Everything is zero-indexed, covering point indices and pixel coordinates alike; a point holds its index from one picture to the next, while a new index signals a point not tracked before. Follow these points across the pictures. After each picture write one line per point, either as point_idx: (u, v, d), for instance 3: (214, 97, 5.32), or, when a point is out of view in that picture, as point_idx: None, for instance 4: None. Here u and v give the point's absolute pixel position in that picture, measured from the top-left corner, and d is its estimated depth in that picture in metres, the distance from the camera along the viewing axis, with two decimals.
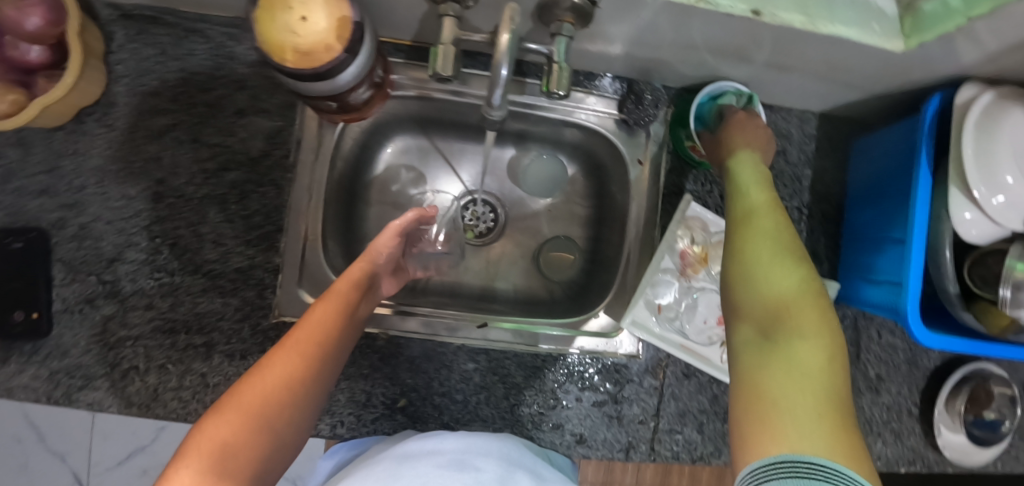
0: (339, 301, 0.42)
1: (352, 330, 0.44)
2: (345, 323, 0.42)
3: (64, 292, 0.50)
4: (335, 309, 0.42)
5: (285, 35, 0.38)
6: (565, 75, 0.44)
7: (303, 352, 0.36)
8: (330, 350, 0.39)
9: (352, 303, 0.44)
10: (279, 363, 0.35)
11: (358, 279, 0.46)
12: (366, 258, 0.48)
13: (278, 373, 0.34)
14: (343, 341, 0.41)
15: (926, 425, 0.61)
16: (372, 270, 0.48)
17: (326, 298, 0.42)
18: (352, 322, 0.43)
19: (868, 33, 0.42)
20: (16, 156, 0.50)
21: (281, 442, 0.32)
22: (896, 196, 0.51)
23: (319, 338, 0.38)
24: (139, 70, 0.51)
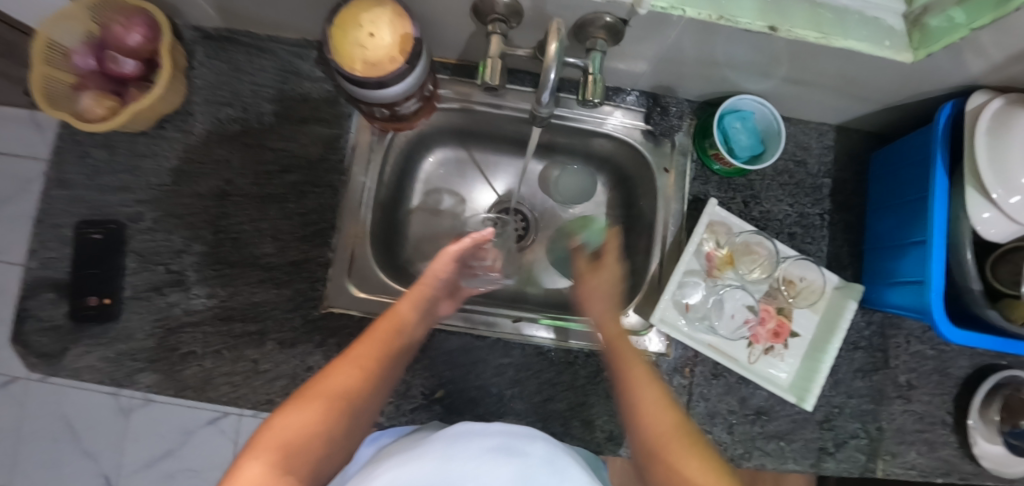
0: (396, 322, 0.48)
1: (405, 352, 0.49)
2: (399, 343, 0.47)
3: (135, 280, 0.55)
4: (393, 330, 0.47)
5: (356, 49, 0.44)
6: (599, 86, 0.49)
7: (360, 367, 0.42)
8: (383, 366, 0.44)
9: (408, 325, 0.49)
10: (340, 375, 0.40)
11: (417, 302, 0.51)
12: (425, 281, 0.53)
13: (337, 381, 0.40)
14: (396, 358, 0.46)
15: (959, 435, 0.61)
16: (430, 295, 0.53)
17: (385, 319, 0.48)
18: (405, 344, 0.48)
19: (883, 48, 0.46)
20: (102, 157, 0.56)
21: (336, 444, 0.37)
22: (913, 201, 0.53)
23: (375, 354, 0.44)
24: (215, 82, 0.58)
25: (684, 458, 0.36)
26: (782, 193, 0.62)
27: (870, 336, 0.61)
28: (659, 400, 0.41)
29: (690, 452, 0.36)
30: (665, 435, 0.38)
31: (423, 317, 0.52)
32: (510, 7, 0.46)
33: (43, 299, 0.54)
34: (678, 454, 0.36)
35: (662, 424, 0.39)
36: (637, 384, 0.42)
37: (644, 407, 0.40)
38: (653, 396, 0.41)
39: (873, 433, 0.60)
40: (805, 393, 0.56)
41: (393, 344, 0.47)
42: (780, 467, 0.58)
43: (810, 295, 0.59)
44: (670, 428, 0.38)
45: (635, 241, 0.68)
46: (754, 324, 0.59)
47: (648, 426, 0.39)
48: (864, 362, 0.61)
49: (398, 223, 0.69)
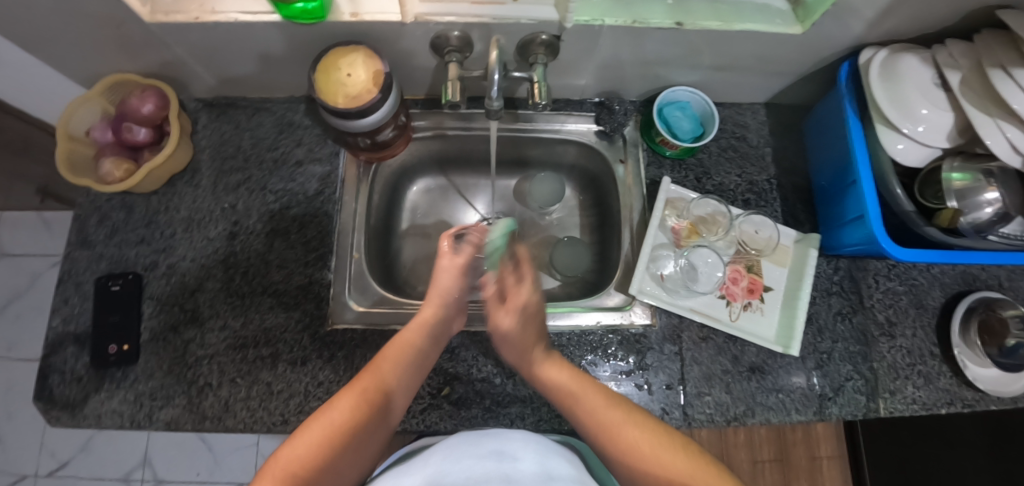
0: (405, 347, 0.49)
1: (418, 373, 0.50)
2: (410, 366, 0.48)
3: (152, 323, 0.60)
4: (401, 355, 0.48)
5: (338, 86, 0.53)
6: (545, 89, 0.57)
7: (369, 393, 0.43)
8: (393, 390, 0.46)
9: (418, 349, 0.49)
10: (345, 402, 0.41)
11: (425, 325, 0.50)
12: (433, 305, 0.52)
13: (343, 410, 0.41)
14: (403, 384, 0.47)
15: (952, 364, 0.62)
16: (442, 317, 0.52)
17: (393, 345, 0.49)
18: (417, 366, 0.49)
19: (776, 25, 0.54)
20: (121, 217, 0.64)
21: (345, 467, 0.39)
22: (839, 150, 0.61)
23: (384, 380, 0.45)
24: (219, 142, 0.68)
25: (625, 426, 0.42)
26: (730, 166, 0.69)
27: (840, 281, 0.65)
28: (601, 398, 0.45)
29: (628, 420, 0.42)
30: (614, 421, 0.42)
31: (435, 338, 0.52)
32: (461, 39, 0.56)
33: (66, 353, 0.58)
34: (617, 424, 0.42)
35: (606, 414, 0.43)
36: (570, 389, 0.46)
37: (586, 408, 0.44)
38: (595, 398, 0.45)
39: (868, 374, 0.61)
40: (789, 340, 0.59)
41: (402, 369, 0.48)
42: (784, 420, 0.58)
43: (772, 250, 0.64)
44: (614, 412, 0.43)
45: (608, 231, 0.74)
46: (726, 285, 0.63)
47: (591, 416, 0.43)
48: (842, 306, 0.64)
49: (389, 247, 0.75)
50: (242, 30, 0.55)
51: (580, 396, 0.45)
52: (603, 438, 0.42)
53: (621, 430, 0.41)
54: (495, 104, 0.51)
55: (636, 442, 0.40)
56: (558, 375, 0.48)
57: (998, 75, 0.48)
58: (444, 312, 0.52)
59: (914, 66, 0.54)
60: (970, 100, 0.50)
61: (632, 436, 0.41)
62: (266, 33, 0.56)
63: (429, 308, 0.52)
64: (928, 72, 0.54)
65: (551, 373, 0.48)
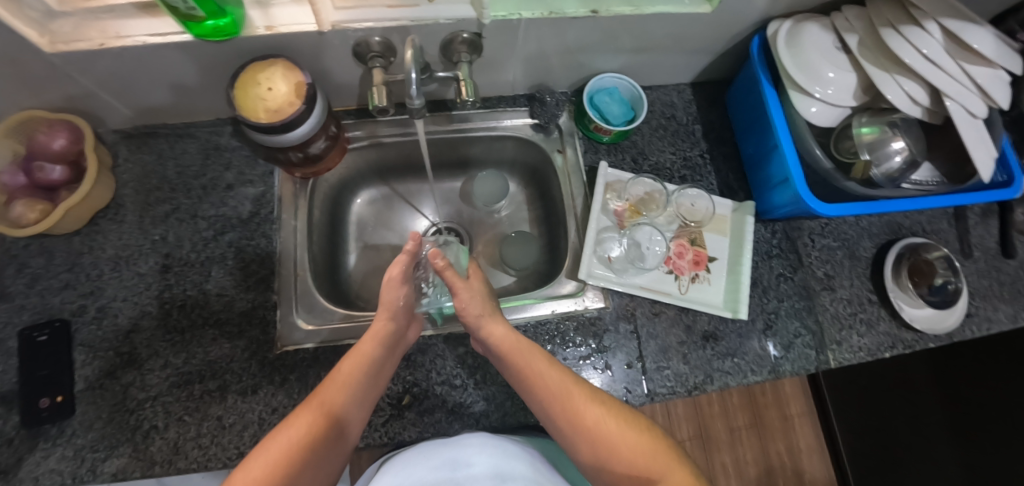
0: (362, 360, 0.47)
1: (376, 387, 0.48)
2: (367, 382, 0.47)
3: (85, 372, 0.56)
4: (358, 369, 0.46)
5: (257, 102, 0.51)
6: (471, 87, 0.57)
7: (324, 414, 0.42)
8: (348, 409, 0.44)
9: (376, 362, 0.48)
10: (298, 422, 0.41)
11: (383, 338, 0.49)
12: (385, 314, 0.50)
13: (296, 431, 0.40)
14: (359, 400, 0.46)
15: (888, 308, 0.66)
16: (397, 326, 0.50)
17: (348, 358, 0.47)
18: (375, 381, 0.48)
19: (684, 6, 0.57)
20: (40, 263, 0.60)
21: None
22: (759, 118, 0.64)
23: (339, 398, 0.44)
24: (142, 174, 0.65)
25: (586, 404, 0.45)
26: (663, 145, 0.71)
27: (778, 243, 0.68)
28: (562, 377, 0.46)
29: (590, 400, 0.45)
30: (577, 398, 0.45)
31: (393, 349, 0.51)
32: (383, 44, 0.56)
33: None
34: (580, 400, 0.45)
35: (568, 390, 0.46)
36: (532, 366, 0.47)
37: (550, 386, 0.46)
38: (556, 374, 0.47)
39: (815, 328, 0.63)
40: (736, 304, 0.62)
41: (357, 386, 0.46)
42: (743, 382, 0.60)
43: (711, 221, 0.66)
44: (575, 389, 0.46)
45: (556, 221, 0.75)
46: (671, 259, 0.65)
47: (554, 395, 0.45)
48: (783, 267, 0.66)
49: (339, 263, 0.73)
50: (150, 54, 0.53)
51: (543, 375, 0.46)
52: (565, 414, 0.45)
53: (583, 410, 0.44)
54: (416, 103, 0.51)
55: (597, 421, 0.44)
56: (521, 352, 0.47)
57: (890, 33, 0.52)
58: (398, 323, 0.50)
59: (816, 33, 0.57)
60: (869, 59, 0.54)
61: (591, 413, 0.44)
62: (177, 55, 0.54)
63: (383, 318, 0.50)
64: (829, 37, 0.57)
65: (516, 352, 0.47)
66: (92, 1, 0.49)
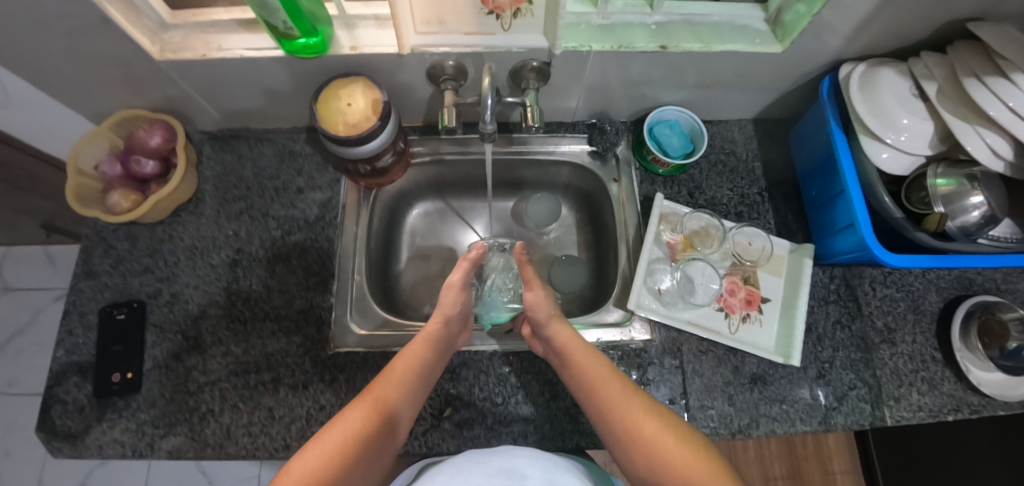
0: (413, 360, 0.49)
1: (422, 389, 0.50)
2: (415, 383, 0.49)
3: (154, 352, 0.60)
4: (411, 369, 0.49)
5: (338, 116, 0.55)
6: (537, 113, 0.59)
7: (380, 408, 0.44)
8: (399, 408, 0.46)
9: (426, 363, 0.50)
10: (355, 414, 0.42)
11: (431, 340, 0.52)
12: (439, 318, 0.54)
13: (352, 422, 0.41)
14: (409, 400, 0.48)
15: (955, 368, 0.62)
16: (444, 330, 0.54)
17: (401, 358, 0.49)
18: (422, 381, 0.50)
19: (755, 44, 0.57)
20: (125, 247, 0.66)
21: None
22: (825, 160, 0.63)
23: (393, 395, 0.46)
24: (222, 173, 0.70)
25: (643, 416, 0.44)
26: (720, 180, 0.70)
27: (836, 289, 0.65)
28: (624, 388, 0.47)
29: (647, 412, 0.44)
30: (635, 412, 0.44)
31: (440, 354, 0.53)
32: (456, 68, 0.59)
33: (68, 384, 0.58)
34: (638, 414, 0.44)
35: (627, 403, 0.45)
36: (594, 376, 0.48)
37: (607, 393, 0.46)
38: (617, 386, 0.47)
39: (871, 381, 0.60)
40: (789, 350, 0.60)
41: (408, 387, 0.48)
42: (790, 431, 0.58)
43: (766, 261, 0.65)
44: (634, 402, 0.45)
45: (605, 247, 0.75)
46: (723, 297, 0.64)
47: (614, 402, 0.45)
48: (840, 314, 0.64)
49: (390, 271, 0.76)
50: (247, 66, 0.58)
51: (602, 382, 0.47)
52: (620, 421, 0.44)
53: (641, 420, 0.43)
54: (489, 127, 0.55)
55: (654, 432, 0.42)
56: (584, 361, 0.49)
57: (972, 84, 0.50)
58: (445, 328, 0.54)
59: (892, 79, 0.55)
60: (948, 108, 0.52)
61: (648, 424, 0.43)
62: (270, 68, 0.59)
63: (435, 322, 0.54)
64: (905, 83, 0.55)
65: (581, 361, 0.49)
66: (200, 16, 0.55)
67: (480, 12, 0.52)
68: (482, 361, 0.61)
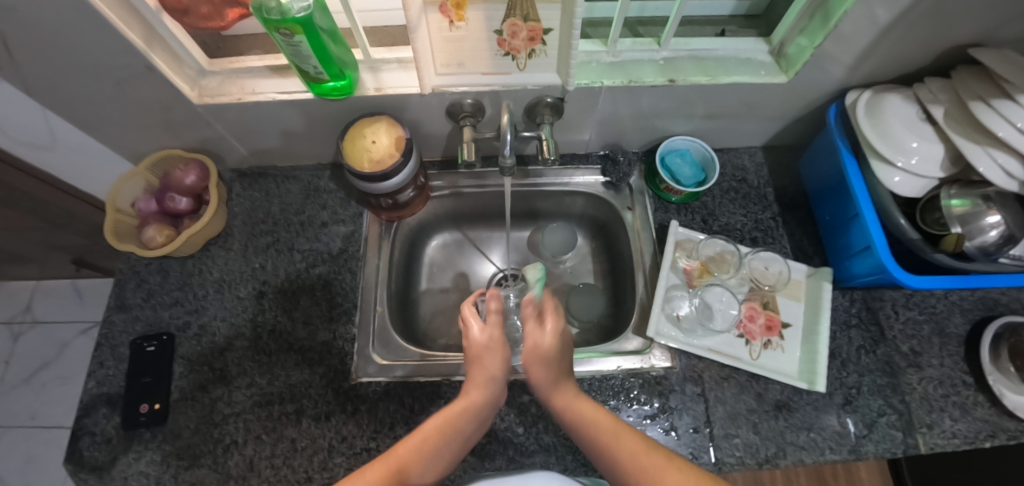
0: (448, 420, 0.45)
1: (448, 460, 0.43)
2: (443, 447, 0.43)
3: (182, 383, 0.61)
4: (438, 426, 0.44)
5: (363, 153, 0.58)
6: (552, 145, 0.62)
7: (399, 470, 0.38)
8: (422, 467, 0.40)
9: (461, 430, 0.45)
10: (373, 471, 0.37)
11: (473, 401, 0.47)
12: (483, 383, 0.49)
13: (365, 480, 0.36)
14: (432, 468, 0.41)
15: (987, 393, 0.60)
16: (490, 397, 0.49)
17: (433, 418, 0.45)
18: (452, 448, 0.44)
19: (761, 76, 0.60)
20: (156, 281, 0.68)
21: None
22: (838, 185, 0.64)
23: (418, 459, 0.40)
24: (251, 208, 0.73)
25: (668, 474, 0.38)
26: (733, 207, 0.72)
27: (857, 313, 0.65)
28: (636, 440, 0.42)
29: (671, 466, 0.38)
30: (658, 467, 0.38)
31: (479, 421, 0.48)
32: (474, 105, 0.62)
33: (98, 415, 0.59)
34: (659, 470, 0.38)
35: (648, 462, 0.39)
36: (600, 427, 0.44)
37: (624, 454, 0.41)
38: (633, 442, 0.41)
39: (901, 407, 0.59)
40: (813, 375, 0.59)
41: (433, 450, 0.42)
42: (820, 460, 0.56)
43: (784, 285, 0.65)
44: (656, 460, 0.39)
45: (620, 274, 0.76)
46: (743, 323, 0.64)
47: (635, 459, 0.40)
48: (863, 339, 0.63)
49: (409, 301, 0.77)
50: (279, 108, 0.62)
51: (617, 441, 0.42)
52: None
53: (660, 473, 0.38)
54: (507, 161, 0.57)
55: None
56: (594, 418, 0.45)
57: (978, 106, 0.51)
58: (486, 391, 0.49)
59: (898, 104, 0.57)
60: (957, 132, 0.53)
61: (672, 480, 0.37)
62: (301, 110, 0.62)
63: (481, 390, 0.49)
64: (912, 108, 0.57)
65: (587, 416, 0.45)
66: (236, 64, 0.60)
67: (496, 53, 0.55)
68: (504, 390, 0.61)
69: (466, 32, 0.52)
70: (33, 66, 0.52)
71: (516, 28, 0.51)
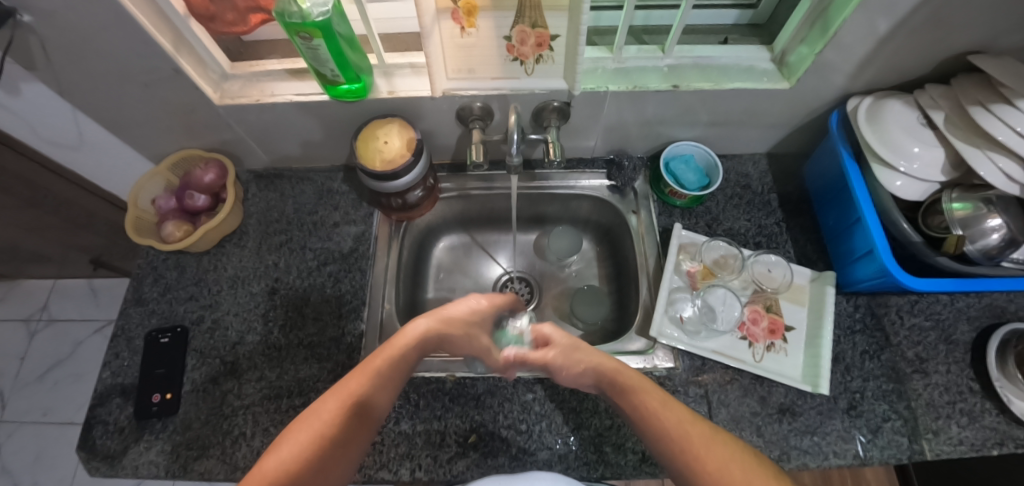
0: (393, 355, 0.48)
1: (402, 381, 0.49)
2: (394, 376, 0.48)
3: (194, 375, 0.63)
4: (391, 357, 0.48)
5: (376, 154, 0.60)
6: (558, 148, 0.63)
7: (352, 400, 0.44)
8: (377, 394, 0.46)
9: (406, 356, 0.49)
10: (329, 409, 0.43)
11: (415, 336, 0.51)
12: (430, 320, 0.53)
13: (323, 419, 0.42)
14: (388, 393, 0.47)
15: (995, 401, 0.59)
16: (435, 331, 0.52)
17: (383, 350, 0.49)
18: (402, 373, 0.49)
19: (763, 83, 0.61)
20: (173, 276, 0.71)
21: None
22: (841, 190, 0.64)
23: (368, 387, 0.46)
24: (266, 207, 0.76)
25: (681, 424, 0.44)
26: (737, 212, 0.73)
27: (862, 319, 0.65)
28: (661, 398, 0.47)
29: (682, 418, 0.45)
30: (672, 417, 0.45)
31: (424, 348, 0.52)
32: (483, 109, 0.64)
33: (112, 405, 0.61)
34: (670, 419, 0.44)
35: (661, 413, 0.45)
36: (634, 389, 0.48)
37: (644, 401, 0.47)
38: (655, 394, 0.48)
39: (906, 413, 0.59)
40: (816, 379, 0.59)
41: (388, 374, 0.48)
42: (824, 465, 0.56)
43: (787, 289, 0.66)
44: (668, 412, 0.45)
45: (625, 278, 0.77)
46: (746, 325, 0.64)
47: (653, 408, 0.46)
48: (867, 345, 0.63)
49: (417, 301, 0.79)
50: (297, 112, 0.64)
51: (640, 390, 0.48)
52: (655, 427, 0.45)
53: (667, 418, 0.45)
54: (513, 161, 0.59)
55: (690, 440, 0.42)
56: (619, 371, 0.50)
57: (978, 112, 0.51)
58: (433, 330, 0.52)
59: (899, 110, 0.58)
60: (958, 137, 0.54)
61: (652, 397, 0.47)
62: (317, 112, 0.65)
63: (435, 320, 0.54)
64: (913, 114, 0.58)
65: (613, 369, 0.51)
66: (257, 68, 0.63)
67: (505, 59, 0.57)
68: (508, 389, 0.62)
69: (477, 39, 0.55)
70: (69, 69, 0.55)
71: (524, 35, 0.53)
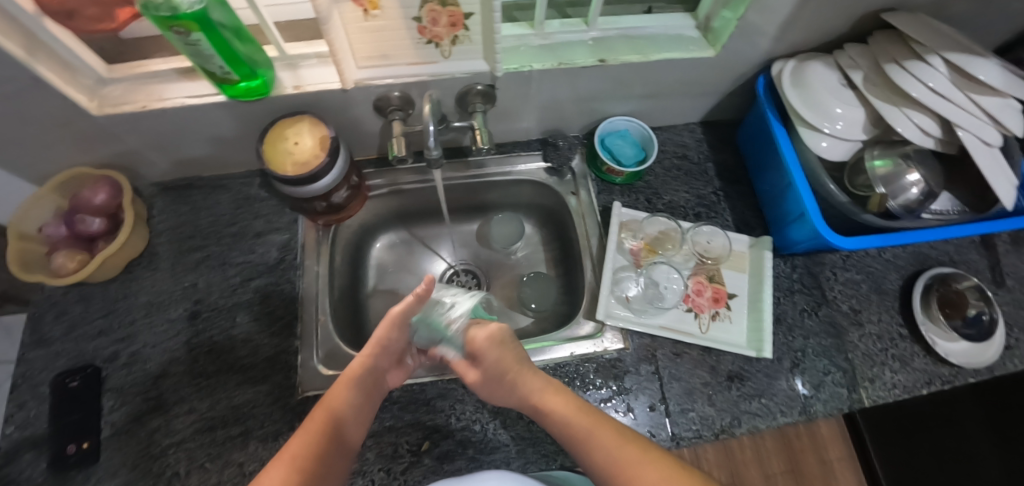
0: (335, 404, 0.47)
1: (354, 426, 0.48)
2: (342, 425, 0.46)
3: (113, 418, 0.57)
4: (332, 406, 0.46)
5: (285, 156, 0.55)
6: (485, 135, 0.59)
7: (300, 459, 0.41)
8: (330, 443, 0.44)
9: (351, 402, 0.48)
10: (274, 474, 0.40)
11: (358, 376, 0.49)
12: (368, 351, 0.50)
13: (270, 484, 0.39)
14: (341, 443, 0.45)
15: (922, 343, 0.63)
16: (375, 365, 0.51)
17: (324, 401, 0.47)
18: (351, 418, 0.47)
19: (691, 51, 0.60)
20: (77, 311, 0.63)
21: None
22: (771, 154, 0.65)
23: (313, 436, 0.43)
24: (177, 223, 0.69)
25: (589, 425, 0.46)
26: (676, 184, 0.72)
27: (800, 278, 0.67)
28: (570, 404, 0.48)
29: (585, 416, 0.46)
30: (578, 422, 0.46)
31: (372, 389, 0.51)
32: (402, 98, 0.60)
33: (23, 462, 0.54)
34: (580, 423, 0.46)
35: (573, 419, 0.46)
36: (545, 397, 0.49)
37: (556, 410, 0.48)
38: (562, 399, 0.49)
39: (845, 365, 0.61)
40: (760, 342, 0.60)
41: (337, 422, 0.46)
42: (773, 424, 0.57)
43: (728, 257, 0.67)
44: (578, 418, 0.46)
45: (572, 260, 0.75)
46: (690, 297, 0.64)
47: (563, 416, 0.47)
48: (807, 303, 0.65)
49: (359, 306, 0.75)
50: (192, 115, 0.58)
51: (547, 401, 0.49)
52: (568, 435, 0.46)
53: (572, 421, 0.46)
54: (433, 153, 0.55)
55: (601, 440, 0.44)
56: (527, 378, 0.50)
57: (894, 69, 0.52)
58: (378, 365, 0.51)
59: (821, 71, 0.58)
60: (876, 94, 0.54)
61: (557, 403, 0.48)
62: (218, 114, 0.59)
63: (363, 355, 0.50)
64: (834, 74, 0.58)
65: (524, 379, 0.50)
66: (140, 69, 0.55)
67: (418, 42, 0.53)
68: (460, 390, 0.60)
69: (384, 21, 0.49)
70: None
71: (434, 15, 0.49)
